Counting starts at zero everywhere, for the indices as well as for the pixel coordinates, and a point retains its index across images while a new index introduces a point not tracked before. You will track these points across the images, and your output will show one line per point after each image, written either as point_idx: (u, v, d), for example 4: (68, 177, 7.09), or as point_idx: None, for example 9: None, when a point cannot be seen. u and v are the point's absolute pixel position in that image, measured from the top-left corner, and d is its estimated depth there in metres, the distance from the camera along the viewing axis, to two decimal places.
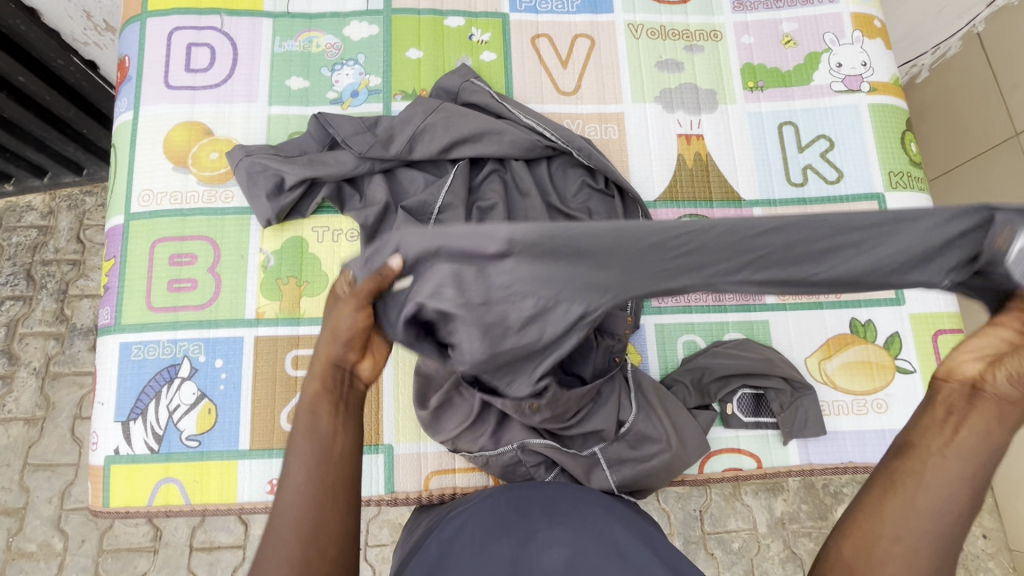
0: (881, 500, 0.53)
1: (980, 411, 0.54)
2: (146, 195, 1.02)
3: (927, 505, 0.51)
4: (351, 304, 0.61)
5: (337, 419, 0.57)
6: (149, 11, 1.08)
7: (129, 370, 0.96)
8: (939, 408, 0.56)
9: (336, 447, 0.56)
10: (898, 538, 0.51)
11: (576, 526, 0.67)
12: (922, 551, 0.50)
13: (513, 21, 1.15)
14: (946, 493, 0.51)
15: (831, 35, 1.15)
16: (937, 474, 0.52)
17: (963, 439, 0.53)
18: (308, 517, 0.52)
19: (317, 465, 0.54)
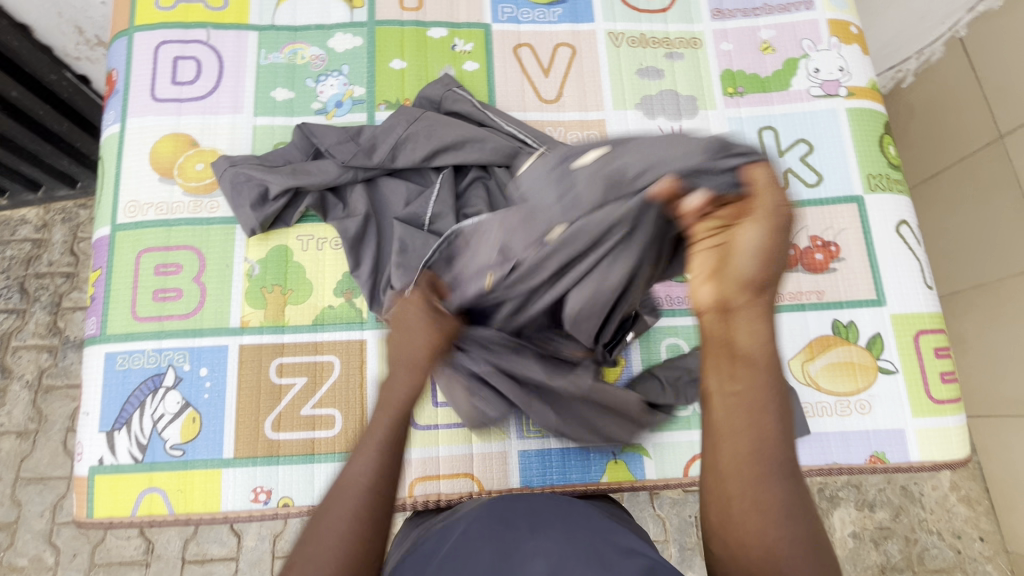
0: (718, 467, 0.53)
1: (739, 330, 0.55)
2: (132, 206, 1.03)
3: (748, 449, 0.51)
4: (429, 331, 0.72)
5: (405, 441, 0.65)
6: (136, 26, 1.10)
7: (114, 381, 0.96)
8: (712, 340, 0.56)
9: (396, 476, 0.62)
10: (744, 504, 0.51)
11: (562, 533, 0.64)
12: (763, 512, 0.50)
13: (495, 31, 1.17)
14: (755, 433, 0.52)
15: (809, 41, 1.17)
16: (738, 421, 0.52)
17: (750, 392, 0.53)
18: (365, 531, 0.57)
19: (376, 481, 0.60)
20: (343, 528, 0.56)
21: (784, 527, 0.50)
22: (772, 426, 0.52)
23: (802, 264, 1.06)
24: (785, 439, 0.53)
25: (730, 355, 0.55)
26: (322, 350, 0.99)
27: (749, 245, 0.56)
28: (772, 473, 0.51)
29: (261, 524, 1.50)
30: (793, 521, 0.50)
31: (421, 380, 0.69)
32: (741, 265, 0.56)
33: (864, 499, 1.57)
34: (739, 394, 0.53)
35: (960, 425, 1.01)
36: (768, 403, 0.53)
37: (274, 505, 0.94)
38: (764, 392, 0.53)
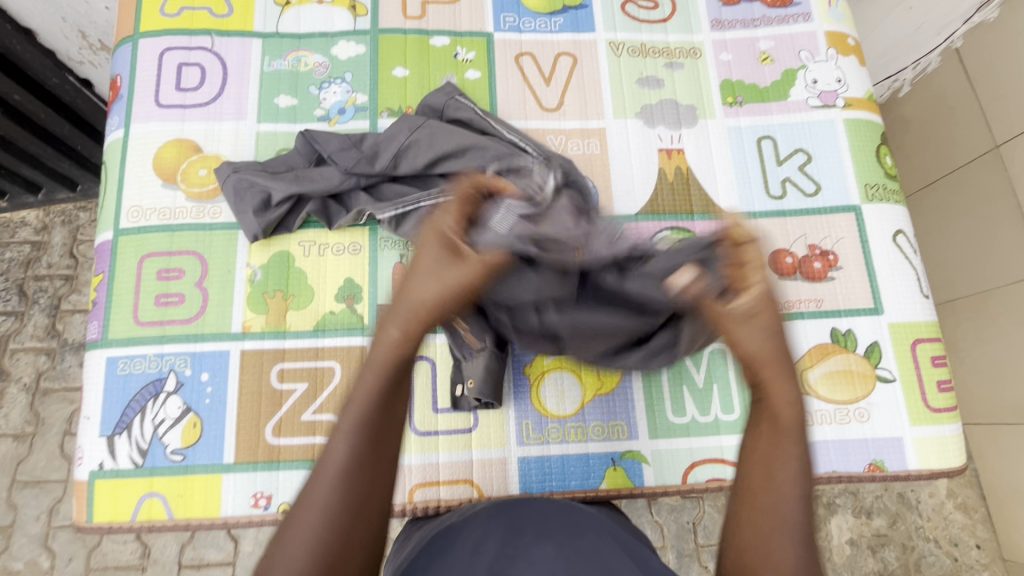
0: (738, 508, 0.65)
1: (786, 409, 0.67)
2: (135, 211, 1.03)
3: (768, 500, 0.63)
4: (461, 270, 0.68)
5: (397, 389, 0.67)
6: (141, 32, 1.11)
7: (115, 385, 0.96)
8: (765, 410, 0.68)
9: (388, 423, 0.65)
10: (760, 535, 0.62)
11: (567, 542, 0.67)
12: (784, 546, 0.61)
13: (496, 40, 1.18)
14: (781, 488, 0.64)
15: (807, 52, 1.18)
16: (773, 474, 0.64)
17: (777, 452, 0.66)
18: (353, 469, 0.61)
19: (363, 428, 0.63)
20: (332, 476, 0.60)
21: (797, 551, 0.61)
22: (788, 473, 0.64)
23: (801, 272, 1.07)
24: (804, 486, 0.64)
25: (764, 424, 0.68)
26: (324, 356, 0.99)
27: (753, 331, 0.66)
28: (788, 504, 0.63)
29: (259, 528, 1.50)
30: (807, 551, 0.61)
31: (432, 311, 0.68)
32: (745, 345, 0.67)
33: (860, 506, 1.58)
34: (762, 448, 0.67)
35: (957, 434, 1.02)
36: (795, 465, 0.65)
37: (274, 510, 0.94)
38: (790, 442, 0.66)
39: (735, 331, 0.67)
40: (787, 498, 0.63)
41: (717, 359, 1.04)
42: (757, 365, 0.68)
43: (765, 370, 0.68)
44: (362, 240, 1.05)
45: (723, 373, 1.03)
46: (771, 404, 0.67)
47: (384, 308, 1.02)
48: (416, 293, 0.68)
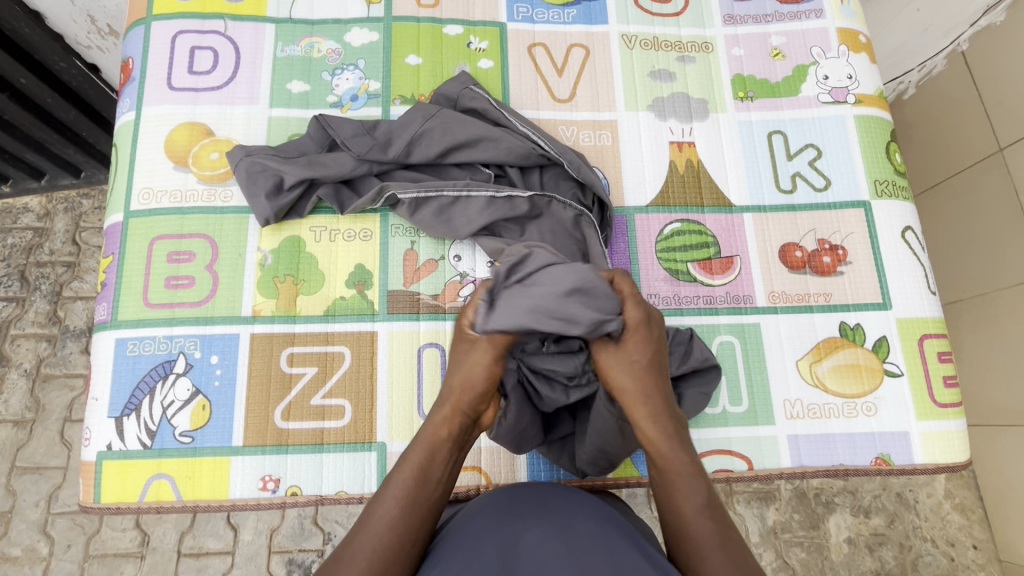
0: (664, 525, 0.76)
1: (641, 417, 0.81)
2: (146, 194, 1.03)
3: (681, 497, 0.75)
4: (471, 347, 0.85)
5: (439, 467, 0.78)
6: (154, 15, 1.11)
7: (124, 366, 0.96)
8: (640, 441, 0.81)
9: (428, 492, 0.75)
10: (685, 529, 0.73)
11: (565, 523, 0.70)
12: (697, 528, 0.72)
13: (510, 30, 1.18)
14: (674, 469, 0.77)
15: (819, 48, 1.19)
16: (668, 470, 0.77)
17: (656, 439, 0.79)
18: (391, 531, 0.70)
19: (409, 491, 0.74)
20: (375, 529, 0.70)
21: (719, 554, 0.69)
22: (681, 467, 0.77)
23: (810, 266, 1.08)
24: (700, 487, 0.75)
25: (645, 454, 0.81)
26: (334, 341, 0.99)
27: (617, 362, 0.84)
28: (692, 506, 0.74)
29: (258, 518, 1.50)
30: (710, 522, 0.72)
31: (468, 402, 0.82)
32: (619, 381, 0.83)
33: (859, 505, 1.59)
34: (657, 481, 0.78)
35: (962, 430, 1.02)
36: (672, 444, 0.78)
37: (282, 494, 0.94)
38: (674, 450, 0.78)
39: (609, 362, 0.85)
40: (683, 498, 0.74)
41: (727, 352, 1.04)
42: (623, 396, 0.83)
43: (629, 398, 0.82)
44: (373, 226, 1.05)
45: (732, 366, 1.03)
46: (641, 442, 0.81)
47: (395, 295, 1.02)
48: (459, 380, 0.83)
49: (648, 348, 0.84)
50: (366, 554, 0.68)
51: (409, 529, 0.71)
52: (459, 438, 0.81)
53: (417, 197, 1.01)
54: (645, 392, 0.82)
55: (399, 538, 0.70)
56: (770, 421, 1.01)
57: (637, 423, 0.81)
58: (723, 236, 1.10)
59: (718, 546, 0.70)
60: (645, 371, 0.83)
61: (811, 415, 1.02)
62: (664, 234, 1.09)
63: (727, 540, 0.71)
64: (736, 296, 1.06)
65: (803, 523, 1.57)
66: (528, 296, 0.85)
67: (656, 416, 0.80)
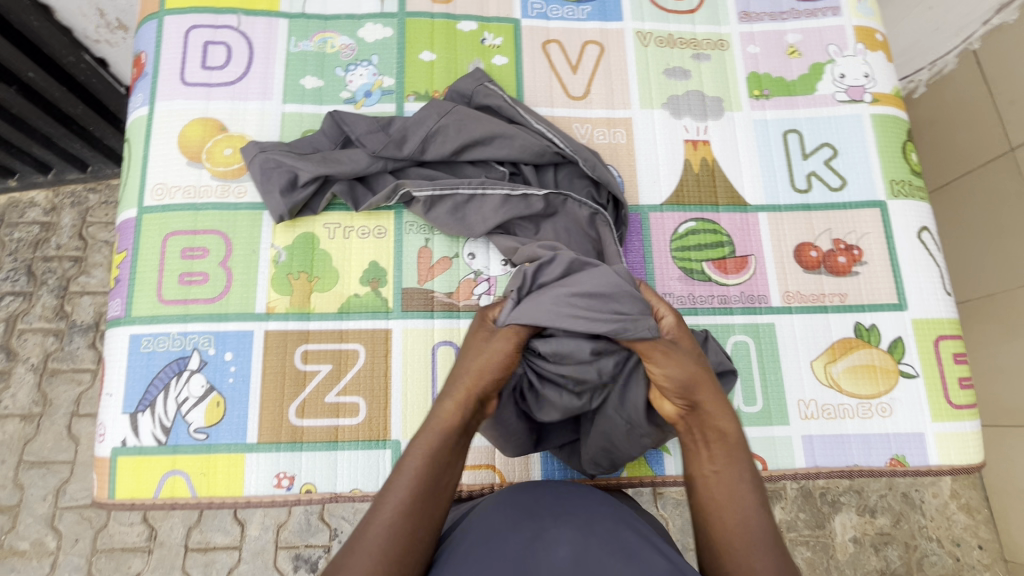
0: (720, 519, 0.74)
1: (715, 408, 0.80)
2: (159, 189, 1.03)
3: (742, 492, 0.75)
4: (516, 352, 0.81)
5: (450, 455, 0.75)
6: (167, 10, 1.10)
7: (138, 363, 0.96)
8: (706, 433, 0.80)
9: (439, 480, 0.74)
10: (745, 526, 0.73)
11: (584, 523, 0.70)
12: (757, 528, 0.73)
13: (524, 26, 1.17)
14: (740, 466, 0.77)
15: (835, 46, 1.18)
16: (734, 467, 0.77)
17: (726, 432, 0.79)
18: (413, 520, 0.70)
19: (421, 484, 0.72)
20: (403, 512, 0.70)
21: (773, 552, 0.71)
22: (736, 464, 0.77)
23: (825, 266, 1.07)
24: (758, 491, 0.76)
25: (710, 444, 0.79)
26: (348, 339, 0.99)
27: (682, 358, 0.81)
28: (747, 502, 0.75)
29: (266, 514, 1.50)
30: (768, 524, 0.74)
31: (482, 387, 0.79)
32: (682, 374, 0.80)
33: (865, 505, 1.59)
34: (717, 472, 0.77)
35: (976, 432, 1.02)
36: (739, 441, 0.79)
37: (296, 491, 0.94)
38: (727, 446, 0.78)
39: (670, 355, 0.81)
40: (744, 495, 0.75)
41: (741, 351, 1.04)
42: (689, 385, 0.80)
43: (701, 389, 0.80)
44: (387, 223, 1.04)
45: (747, 366, 1.03)
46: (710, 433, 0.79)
47: (409, 292, 1.02)
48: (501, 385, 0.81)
49: (698, 349, 0.84)
50: (386, 535, 0.68)
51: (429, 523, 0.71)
52: (467, 425, 0.78)
53: (432, 194, 1.01)
54: (716, 387, 0.81)
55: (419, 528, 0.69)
56: (784, 422, 1.01)
57: (711, 412, 0.80)
58: (737, 235, 1.09)
59: (774, 547, 0.72)
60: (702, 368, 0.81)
61: (826, 415, 1.01)
62: (679, 233, 1.08)
63: (778, 541, 0.73)
64: (750, 296, 1.06)
65: (809, 522, 1.57)
66: (558, 293, 0.85)
67: (727, 409, 0.80)
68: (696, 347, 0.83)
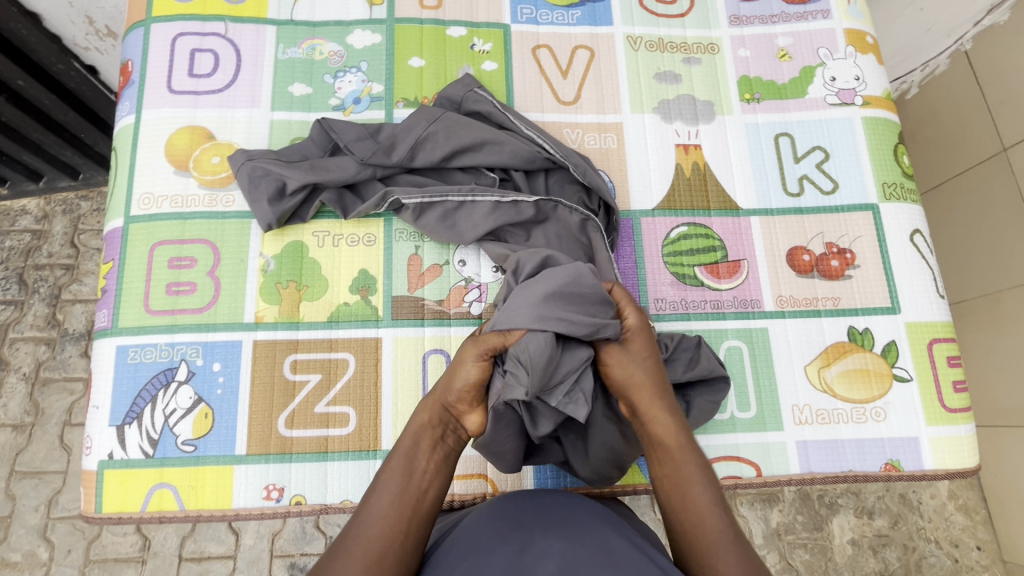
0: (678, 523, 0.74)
1: (655, 411, 0.82)
2: (146, 199, 1.02)
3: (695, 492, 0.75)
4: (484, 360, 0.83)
5: (427, 462, 0.77)
6: (153, 17, 1.09)
7: (125, 374, 0.95)
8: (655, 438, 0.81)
9: (418, 487, 0.75)
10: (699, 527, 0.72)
11: (574, 533, 0.68)
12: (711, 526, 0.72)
13: (514, 31, 1.16)
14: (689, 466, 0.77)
15: (825, 49, 1.18)
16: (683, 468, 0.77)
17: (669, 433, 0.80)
18: (395, 519, 0.71)
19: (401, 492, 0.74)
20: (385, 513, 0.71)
21: (733, 550, 0.69)
22: (691, 464, 0.77)
23: (818, 270, 1.07)
24: (711, 488, 0.75)
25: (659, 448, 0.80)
26: (338, 348, 0.98)
27: (625, 362, 0.87)
28: (703, 503, 0.74)
29: (260, 522, 1.48)
30: (726, 520, 0.72)
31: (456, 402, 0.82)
32: (625, 379, 0.86)
33: (863, 507, 1.58)
34: (668, 476, 0.77)
35: (971, 435, 1.01)
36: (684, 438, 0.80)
37: (286, 503, 0.93)
38: (679, 448, 0.79)
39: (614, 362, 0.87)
40: (696, 493, 0.75)
41: (735, 356, 1.03)
42: (631, 393, 0.85)
43: (640, 394, 0.84)
44: (377, 230, 1.03)
45: (740, 371, 1.02)
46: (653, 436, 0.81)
47: (399, 300, 1.01)
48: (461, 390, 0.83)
49: (653, 351, 0.88)
50: (371, 535, 0.69)
51: (413, 519, 0.72)
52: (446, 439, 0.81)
53: (422, 201, 1.00)
54: (660, 390, 0.84)
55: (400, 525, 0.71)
56: (778, 427, 1.00)
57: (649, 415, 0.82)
58: (730, 239, 1.09)
59: (732, 542, 0.70)
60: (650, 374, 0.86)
61: (820, 420, 1.01)
62: (671, 238, 1.08)
63: (739, 536, 0.71)
64: (743, 301, 1.05)
65: (806, 525, 1.56)
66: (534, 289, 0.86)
67: (670, 410, 0.82)
68: (649, 349, 0.88)
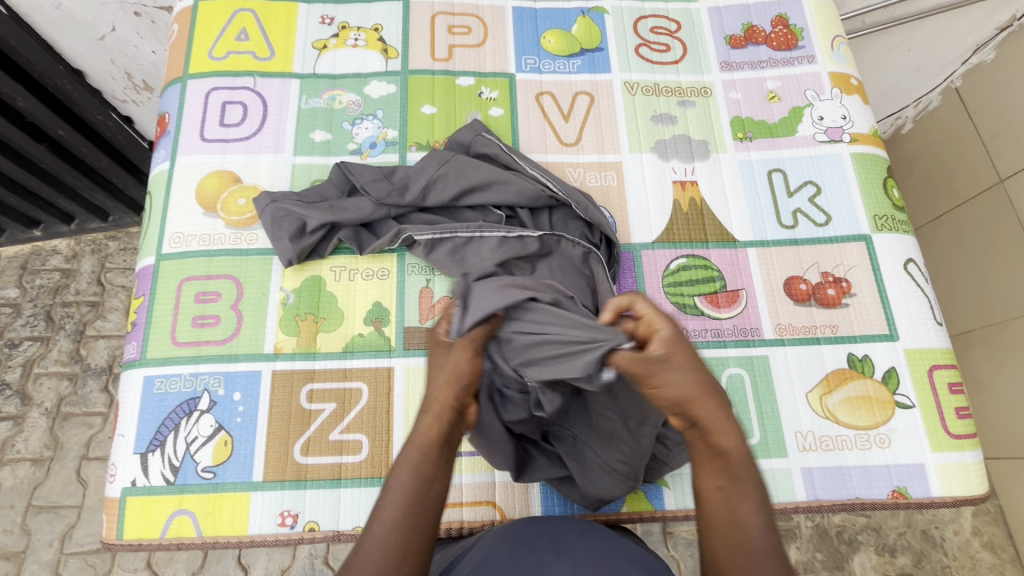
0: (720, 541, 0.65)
1: (707, 422, 0.70)
2: (177, 238, 1.09)
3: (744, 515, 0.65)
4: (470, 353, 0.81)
5: (440, 463, 0.74)
6: (190, 74, 1.20)
7: (151, 404, 0.99)
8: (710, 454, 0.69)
9: (430, 490, 0.71)
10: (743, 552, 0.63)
11: (583, 557, 0.70)
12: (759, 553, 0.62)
13: (519, 80, 1.25)
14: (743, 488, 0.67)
15: (812, 91, 1.25)
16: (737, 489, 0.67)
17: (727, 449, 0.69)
18: (403, 528, 0.66)
19: (417, 495, 0.70)
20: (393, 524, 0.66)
21: None
22: (745, 488, 0.67)
23: (815, 298, 1.10)
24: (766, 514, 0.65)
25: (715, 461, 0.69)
26: (352, 377, 1.03)
27: (671, 373, 0.70)
28: (753, 526, 0.64)
29: (270, 558, 1.49)
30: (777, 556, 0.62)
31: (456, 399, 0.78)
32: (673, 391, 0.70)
33: (883, 543, 1.55)
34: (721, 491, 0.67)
35: (978, 462, 1.02)
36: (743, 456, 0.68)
37: (299, 529, 0.95)
38: (738, 466, 0.68)
39: (661, 375, 0.71)
40: (745, 514, 0.65)
41: (737, 383, 1.05)
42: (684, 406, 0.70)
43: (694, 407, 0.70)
44: (391, 265, 1.09)
45: (742, 398, 1.05)
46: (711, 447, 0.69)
47: (410, 331, 1.06)
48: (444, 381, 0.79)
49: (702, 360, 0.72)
50: (380, 546, 0.64)
51: (421, 527, 0.67)
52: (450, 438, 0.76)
53: (433, 238, 1.06)
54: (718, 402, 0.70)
55: (409, 534, 0.66)
56: (782, 454, 1.02)
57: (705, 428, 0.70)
58: (727, 270, 1.13)
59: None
60: (702, 387, 0.70)
61: (824, 447, 1.02)
62: (670, 269, 1.12)
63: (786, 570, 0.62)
64: (743, 329, 1.09)
65: (826, 563, 1.53)
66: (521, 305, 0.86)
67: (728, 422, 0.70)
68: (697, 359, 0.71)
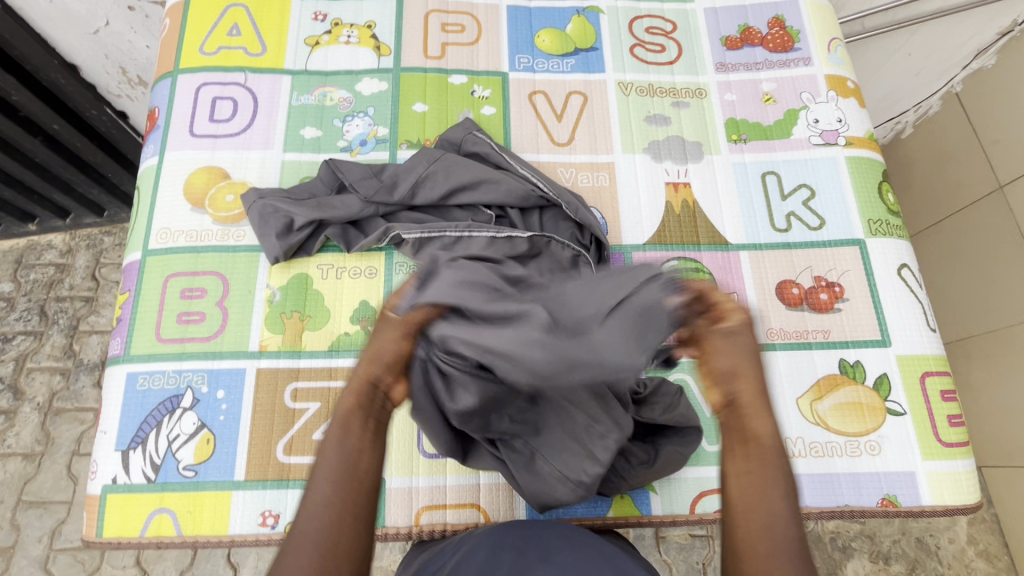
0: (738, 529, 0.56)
1: (760, 411, 0.60)
2: (164, 233, 1.08)
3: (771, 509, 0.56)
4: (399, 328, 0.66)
5: (364, 439, 0.62)
6: (181, 68, 1.19)
7: (133, 401, 0.99)
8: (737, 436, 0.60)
9: (359, 469, 0.60)
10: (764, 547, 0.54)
11: (565, 563, 0.69)
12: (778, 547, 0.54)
13: (512, 79, 1.24)
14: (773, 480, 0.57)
15: (808, 94, 1.24)
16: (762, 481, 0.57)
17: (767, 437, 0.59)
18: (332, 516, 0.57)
19: (340, 481, 0.59)
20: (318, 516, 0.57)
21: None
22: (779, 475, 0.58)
23: (807, 303, 1.09)
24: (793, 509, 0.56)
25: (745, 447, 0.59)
26: (337, 377, 1.02)
27: (727, 347, 0.61)
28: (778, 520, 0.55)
29: (259, 557, 1.48)
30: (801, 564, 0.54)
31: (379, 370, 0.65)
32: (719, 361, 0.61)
33: (877, 551, 1.53)
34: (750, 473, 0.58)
35: (969, 470, 1.01)
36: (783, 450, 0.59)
37: (281, 529, 0.94)
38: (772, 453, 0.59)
39: (712, 341, 0.62)
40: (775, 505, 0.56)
41: None
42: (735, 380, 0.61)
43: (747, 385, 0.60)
44: (378, 263, 1.08)
45: None
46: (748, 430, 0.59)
47: None
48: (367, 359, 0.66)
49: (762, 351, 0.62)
50: (307, 543, 0.55)
51: (354, 512, 0.58)
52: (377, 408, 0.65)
53: (421, 237, 1.05)
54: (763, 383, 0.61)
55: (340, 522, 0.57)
56: None
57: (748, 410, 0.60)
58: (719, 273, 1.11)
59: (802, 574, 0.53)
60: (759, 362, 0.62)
61: (814, 453, 1.00)
62: None
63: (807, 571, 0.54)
64: None
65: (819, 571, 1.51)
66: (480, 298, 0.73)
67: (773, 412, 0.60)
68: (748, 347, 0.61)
